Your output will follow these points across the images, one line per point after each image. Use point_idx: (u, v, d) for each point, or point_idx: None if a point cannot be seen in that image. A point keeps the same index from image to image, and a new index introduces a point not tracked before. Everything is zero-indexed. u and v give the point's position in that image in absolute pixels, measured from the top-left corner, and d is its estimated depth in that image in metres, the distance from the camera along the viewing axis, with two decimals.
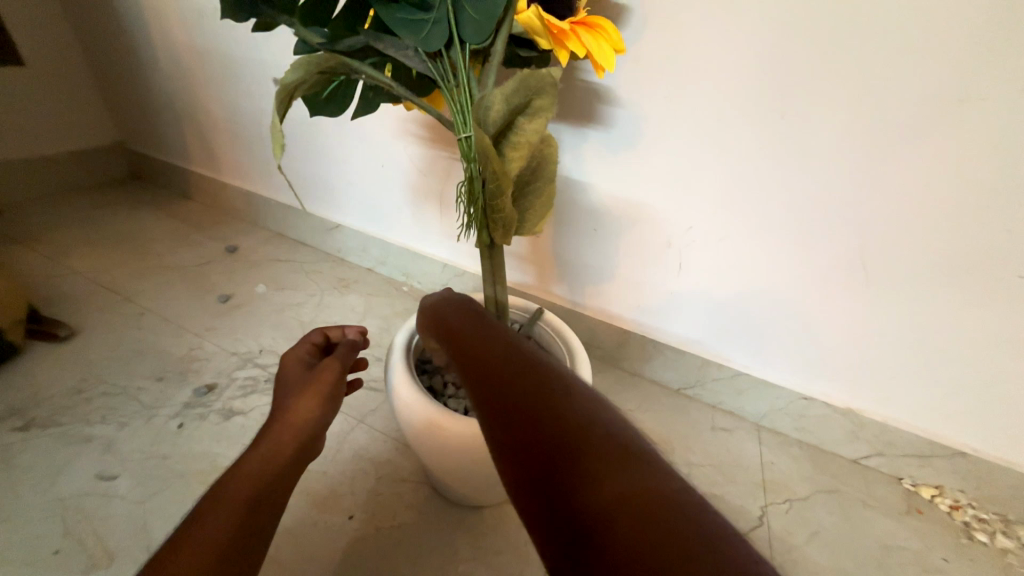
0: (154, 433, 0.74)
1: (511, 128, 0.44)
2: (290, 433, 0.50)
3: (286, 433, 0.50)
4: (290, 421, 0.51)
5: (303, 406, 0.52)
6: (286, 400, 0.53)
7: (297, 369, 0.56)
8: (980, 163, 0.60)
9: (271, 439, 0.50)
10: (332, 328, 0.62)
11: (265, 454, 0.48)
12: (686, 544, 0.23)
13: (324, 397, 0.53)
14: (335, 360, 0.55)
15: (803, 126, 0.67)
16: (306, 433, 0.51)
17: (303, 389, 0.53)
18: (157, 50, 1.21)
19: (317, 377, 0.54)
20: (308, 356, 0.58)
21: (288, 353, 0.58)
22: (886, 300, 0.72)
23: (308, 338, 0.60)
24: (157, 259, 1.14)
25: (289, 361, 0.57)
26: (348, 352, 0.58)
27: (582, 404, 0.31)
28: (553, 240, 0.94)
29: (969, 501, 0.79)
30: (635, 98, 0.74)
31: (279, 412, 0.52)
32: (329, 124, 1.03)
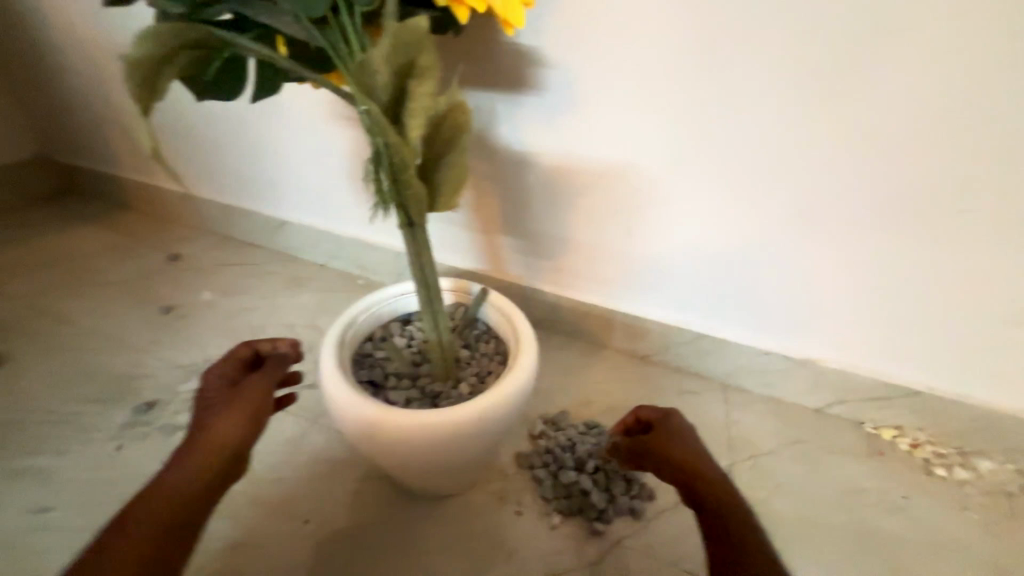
0: (92, 457, 0.71)
1: (402, 93, 0.40)
2: (209, 459, 0.47)
3: (205, 459, 0.47)
4: (209, 446, 0.47)
5: (223, 429, 0.48)
6: (207, 423, 0.49)
7: (220, 390, 0.52)
8: (912, 97, 0.59)
9: (187, 465, 0.46)
10: (262, 342, 0.55)
11: (179, 482, 0.45)
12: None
13: (248, 420, 0.49)
14: (261, 380, 0.51)
15: (737, 72, 0.64)
16: (229, 458, 0.48)
17: (224, 411, 0.49)
18: (62, 49, 1.12)
19: (241, 399, 0.50)
20: (232, 373, 0.53)
21: (211, 370, 0.53)
22: (835, 247, 0.71)
23: (234, 353, 0.54)
24: (92, 275, 1.08)
25: (211, 379, 0.52)
26: (276, 369, 0.52)
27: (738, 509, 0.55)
28: (503, 217, 0.89)
29: (928, 438, 0.80)
30: (565, 57, 0.70)
31: (197, 435, 0.48)
32: (257, 114, 0.97)
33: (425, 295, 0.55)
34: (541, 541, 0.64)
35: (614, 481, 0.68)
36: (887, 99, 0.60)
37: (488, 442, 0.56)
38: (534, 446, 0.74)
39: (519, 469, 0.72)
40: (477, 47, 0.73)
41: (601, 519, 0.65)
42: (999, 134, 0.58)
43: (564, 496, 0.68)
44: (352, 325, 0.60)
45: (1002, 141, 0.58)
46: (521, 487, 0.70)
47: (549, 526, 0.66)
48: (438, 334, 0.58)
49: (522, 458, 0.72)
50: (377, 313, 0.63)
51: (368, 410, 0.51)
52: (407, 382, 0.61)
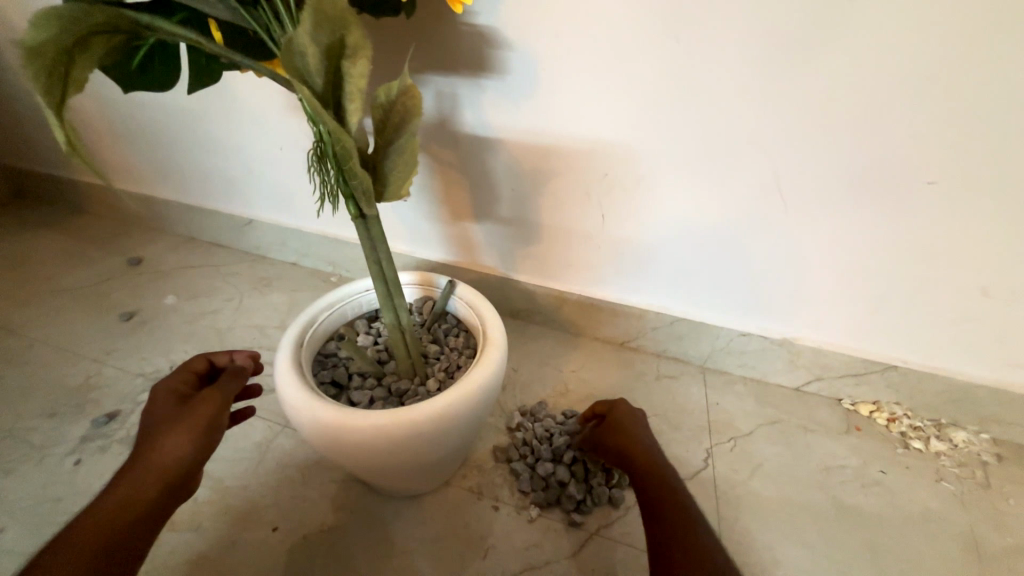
0: (48, 474, 0.68)
1: (338, 75, 0.38)
2: (153, 476, 0.44)
3: (150, 477, 0.44)
4: (153, 461, 0.44)
5: (170, 443, 0.45)
6: (151, 438, 0.46)
7: (167, 402, 0.49)
8: (878, 67, 0.57)
9: (127, 483, 0.43)
10: (218, 353, 0.55)
11: (118, 501, 0.42)
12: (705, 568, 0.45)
13: (198, 433, 0.46)
14: (214, 391, 0.49)
15: (701, 47, 0.62)
16: (175, 475, 0.45)
17: (171, 424, 0.46)
18: (2, 46, 1.06)
19: (191, 411, 0.47)
20: (182, 386, 0.51)
21: (160, 384, 0.51)
22: (805, 224, 0.70)
23: (187, 366, 0.53)
24: (48, 283, 1.03)
25: (159, 392, 0.50)
26: (232, 380, 0.51)
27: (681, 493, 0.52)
28: (473, 207, 0.87)
29: (905, 412, 0.81)
30: (525, 37, 0.67)
31: (140, 451, 0.45)
32: (212, 108, 0.93)
33: (383, 290, 0.53)
34: (519, 534, 0.63)
35: (593, 473, 0.66)
36: (854, 69, 0.58)
37: (456, 440, 0.54)
38: (511, 438, 0.73)
39: (496, 462, 0.71)
40: (433, 29, 0.70)
41: (579, 511, 0.64)
42: (965, 102, 0.56)
43: (541, 488, 0.66)
44: (312, 325, 0.58)
45: (969, 109, 0.57)
46: (498, 481, 0.69)
47: (527, 519, 0.65)
48: (400, 331, 0.56)
49: (499, 451, 0.71)
50: (340, 312, 0.61)
51: (323, 414, 0.49)
52: (372, 382, 0.59)
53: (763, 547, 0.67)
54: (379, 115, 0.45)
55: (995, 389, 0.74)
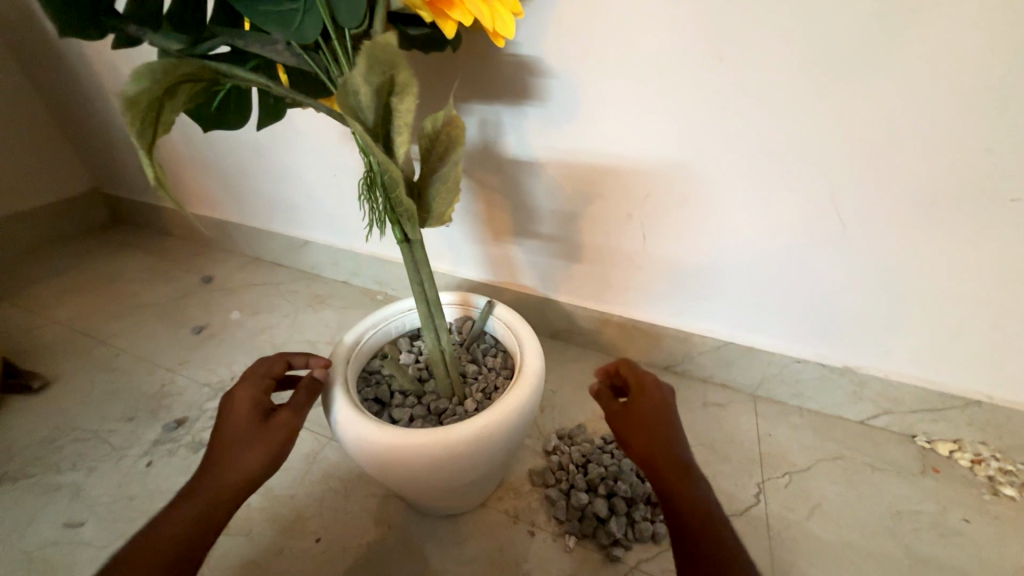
0: (123, 474, 0.74)
1: (387, 111, 0.40)
2: (229, 491, 0.44)
3: (226, 487, 0.44)
4: (231, 476, 0.44)
5: (247, 460, 0.45)
6: (228, 447, 0.46)
7: (249, 410, 0.49)
8: (948, 76, 0.53)
9: (205, 495, 0.43)
10: (296, 356, 0.56)
11: (196, 513, 0.42)
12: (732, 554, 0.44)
13: (275, 455, 0.47)
14: (293, 412, 0.49)
15: (744, 68, 0.61)
16: (245, 492, 0.45)
17: (251, 441, 0.46)
18: (109, 92, 1.22)
19: (271, 431, 0.47)
20: (263, 393, 0.51)
21: (241, 386, 0.51)
22: (867, 245, 0.66)
23: (267, 370, 0.53)
24: (134, 298, 1.15)
25: (241, 395, 0.50)
26: (308, 399, 0.52)
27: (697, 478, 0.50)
28: (515, 229, 0.89)
29: (993, 453, 0.72)
30: (566, 65, 0.69)
31: (217, 460, 0.45)
32: (279, 141, 1.02)
33: (425, 311, 0.55)
34: (555, 564, 0.61)
35: (635, 504, 0.65)
36: (918, 80, 0.54)
37: (493, 461, 0.55)
38: (547, 462, 0.72)
39: (533, 486, 0.70)
40: (478, 61, 0.73)
41: (618, 544, 0.62)
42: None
43: (578, 518, 0.65)
44: (358, 343, 0.60)
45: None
46: (535, 506, 0.68)
47: (564, 548, 0.63)
48: (441, 351, 0.58)
49: (535, 475, 0.70)
50: (386, 330, 0.64)
51: (368, 431, 0.50)
52: (412, 400, 0.60)
53: None
54: (424, 145, 0.47)
55: None
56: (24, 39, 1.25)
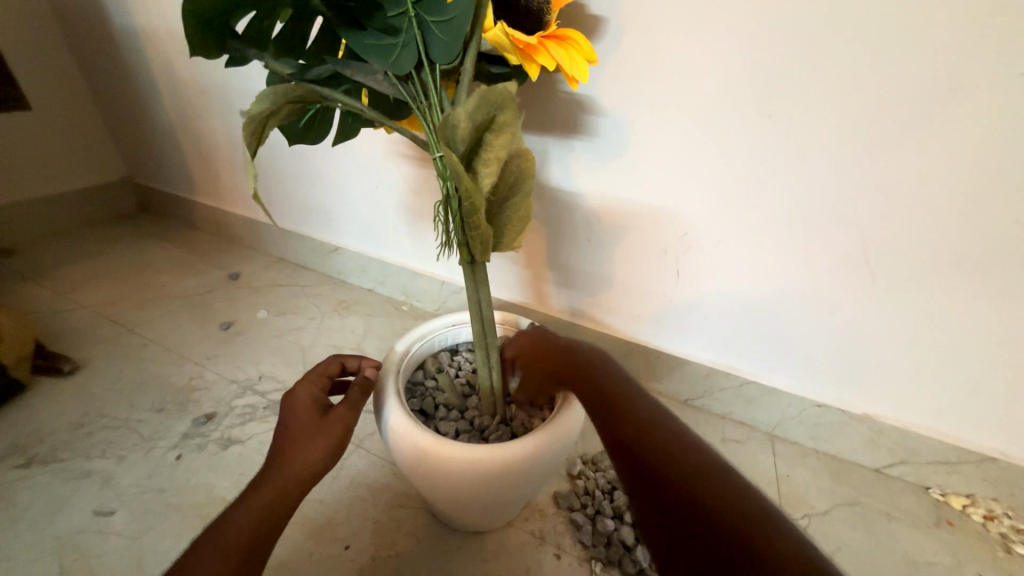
0: (152, 465, 0.75)
1: (480, 144, 0.44)
2: (292, 483, 0.45)
3: (289, 480, 0.45)
4: (294, 468, 0.45)
5: (311, 451, 0.47)
6: (291, 442, 0.47)
7: (308, 405, 0.50)
8: (982, 151, 0.57)
9: (270, 485, 0.44)
10: (349, 357, 0.58)
11: (264, 503, 0.43)
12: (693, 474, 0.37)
13: (333, 448, 0.48)
14: (348, 407, 0.50)
15: (791, 127, 0.64)
16: (310, 484, 0.46)
17: (312, 434, 0.47)
18: (157, 88, 1.26)
19: (331, 424, 0.48)
20: (321, 390, 0.53)
21: (301, 383, 0.53)
22: (897, 297, 0.68)
23: (324, 369, 0.55)
24: (162, 288, 1.16)
25: (302, 391, 0.52)
26: (362, 396, 0.53)
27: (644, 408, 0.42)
28: (549, 254, 0.92)
29: (1005, 510, 0.74)
30: (618, 105, 0.73)
31: (281, 451, 0.46)
32: (323, 150, 1.05)
33: (479, 329, 0.57)
34: None
35: None
36: (953, 153, 0.58)
37: (533, 480, 0.56)
38: (572, 486, 0.74)
39: (557, 509, 0.71)
40: (535, 96, 0.77)
41: (644, 573, 0.63)
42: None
43: (604, 544, 0.66)
44: (407, 354, 0.62)
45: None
46: (561, 529, 0.69)
47: (589, 573, 0.64)
48: (490, 370, 0.59)
49: (560, 498, 0.72)
50: (433, 344, 0.66)
51: (421, 439, 0.51)
52: (456, 414, 0.62)
53: None
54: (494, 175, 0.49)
55: None
56: (82, 33, 1.29)
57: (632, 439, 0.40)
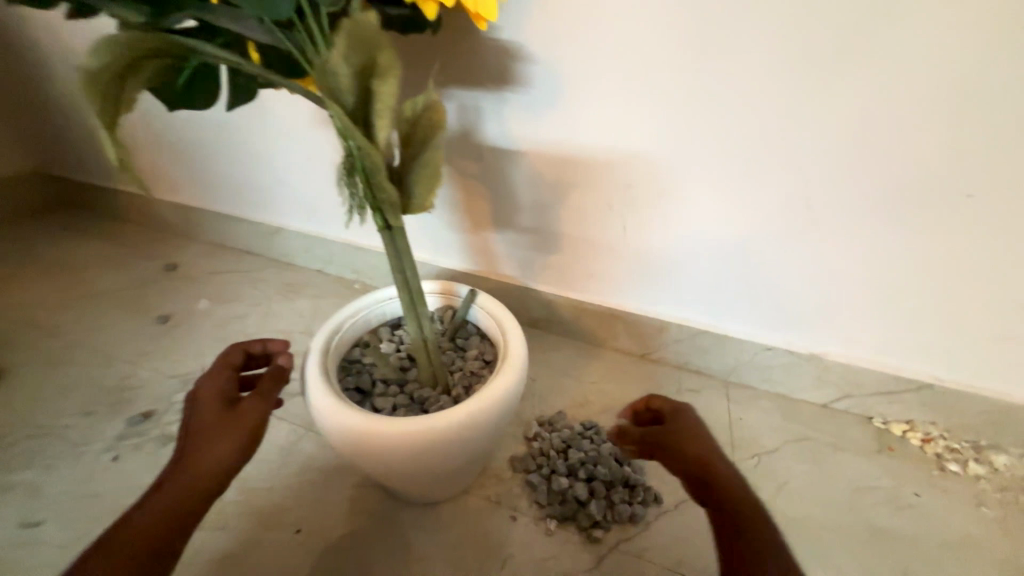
0: (88, 470, 0.72)
1: (368, 93, 0.40)
2: (202, 479, 0.43)
3: (198, 477, 0.42)
4: (202, 465, 0.43)
5: (220, 446, 0.44)
6: (198, 440, 0.44)
7: (212, 400, 0.47)
8: (913, 77, 0.55)
9: (177, 485, 0.42)
10: (253, 342, 0.54)
11: (171, 504, 0.41)
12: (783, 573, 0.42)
13: (247, 440, 0.45)
14: (260, 396, 0.47)
15: (725, 65, 0.61)
16: (222, 482, 0.44)
17: (221, 429, 0.45)
18: (55, 65, 1.13)
19: (241, 416, 0.46)
20: (227, 383, 0.49)
21: (204, 379, 0.49)
22: (836, 236, 0.68)
23: (227, 360, 0.51)
24: (91, 286, 1.09)
25: (206, 387, 0.48)
26: (276, 384, 0.49)
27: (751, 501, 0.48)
28: (494, 218, 0.87)
29: (940, 432, 0.77)
30: (548, 50, 0.68)
31: (189, 450, 0.44)
32: (246, 122, 0.97)
33: (407, 299, 0.54)
34: (536, 547, 0.63)
35: (613, 487, 0.66)
36: (885, 80, 0.56)
37: (479, 446, 0.56)
38: (528, 449, 0.73)
39: (514, 472, 0.71)
40: (458, 45, 0.71)
41: (598, 526, 0.64)
42: (1016, 111, 0.54)
43: (559, 501, 0.66)
44: (339, 332, 0.60)
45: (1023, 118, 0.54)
46: (517, 491, 0.69)
47: (545, 531, 0.64)
48: (424, 341, 0.57)
49: (517, 461, 0.71)
50: (367, 319, 0.63)
51: (358, 421, 0.49)
52: (395, 389, 0.60)
53: None
54: (406, 129, 0.47)
55: None
56: None
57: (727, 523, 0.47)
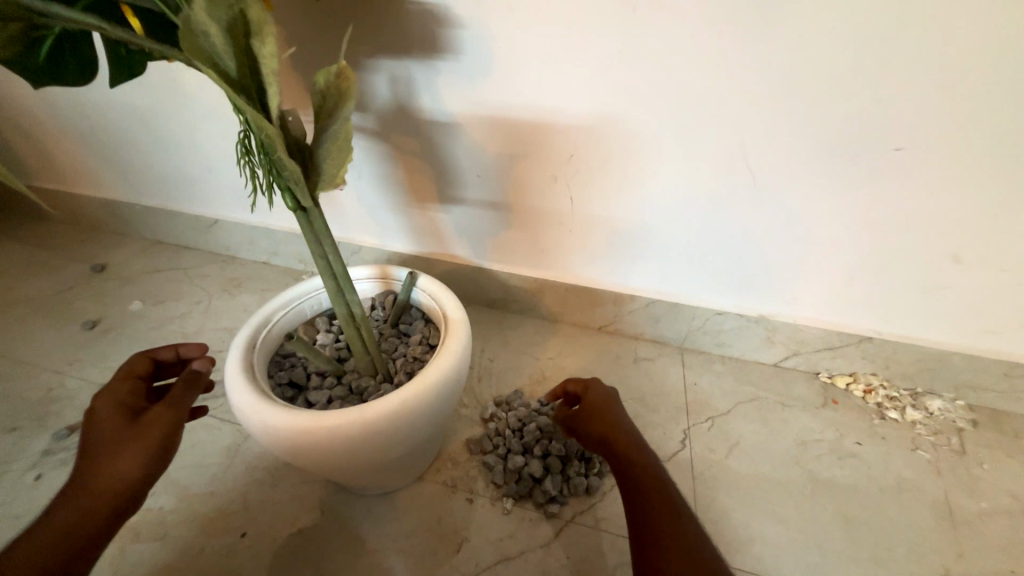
0: (7, 492, 0.66)
1: (251, 56, 0.36)
2: (102, 499, 0.40)
3: (96, 497, 0.40)
4: (100, 484, 0.40)
5: (120, 461, 0.41)
6: (94, 458, 0.41)
7: (112, 413, 0.44)
8: (844, 29, 0.54)
9: (72, 506, 0.39)
10: (162, 349, 0.52)
11: (65, 528, 0.38)
12: (670, 514, 0.46)
13: (153, 452, 0.43)
14: (166, 405, 0.45)
15: (658, 21, 0.59)
16: (124, 497, 0.41)
17: (120, 443, 0.42)
18: None
19: (144, 428, 0.43)
20: (129, 395, 0.47)
21: (102, 393, 0.46)
22: (777, 198, 0.68)
23: (128, 371, 0.49)
24: (8, 293, 1.00)
25: (103, 402, 0.45)
26: (187, 392, 0.47)
27: (649, 456, 0.51)
28: (440, 196, 0.84)
29: (881, 382, 0.80)
30: (476, 13, 0.64)
31: (85, 468, 0.41)
32: (162, 105, 0.89)
33: (334, 286, 0.51)
34: (493, 527, 0.63)
35: (569, 462, 0.66)
36: (816, 35, 0.55)
37: (433, 426, 0.54)
38: (485, 430, 0.73)
39: (470, 455, 0.70)
40: (380, 10, 0.65)
41: (554, 501, 0.64)
42: (944, 61, 0.54)
43: (514, 480, 0.65)
44: (268, 325, 0.57)
45: (950, 69, 0.54)
46: (473, 473, 0.68)
47: (502, 511, 0.64)
48: (357, 328, 0.54)
49: (472, 443, 0.70)
50: (300, 311, 0.60)
51: (303, 422, 0.46)
52: (331, 381, 0.58)
53: (742, 527, 0.66)
54: (316, 101, 0.43)
55: (968, 354, 0.74)
56: None
57: (627, 476, 0.50)
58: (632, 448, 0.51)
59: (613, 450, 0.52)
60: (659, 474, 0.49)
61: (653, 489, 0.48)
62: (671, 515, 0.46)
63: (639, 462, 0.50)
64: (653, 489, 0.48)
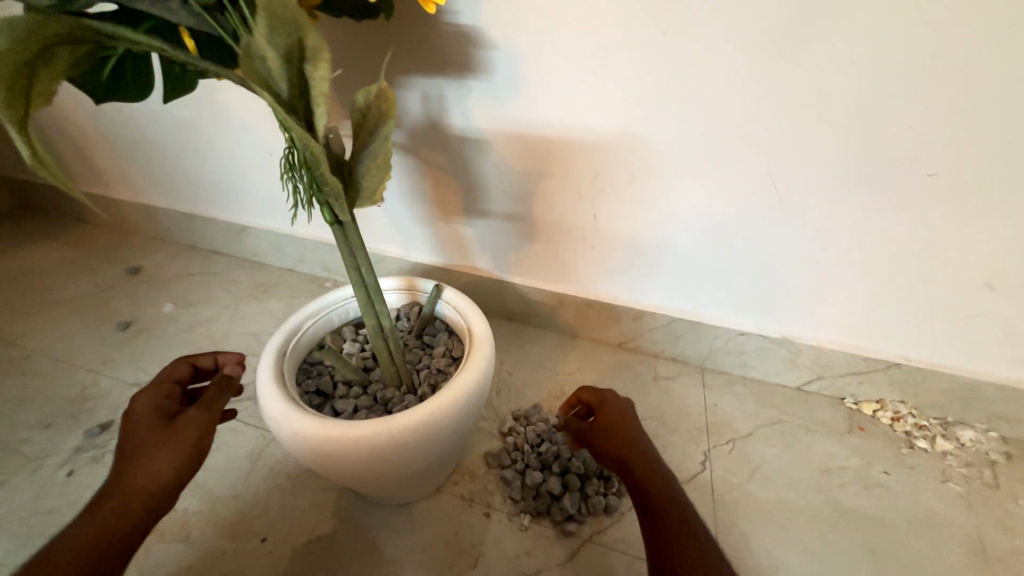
0: (41, 486, 0.69)
1: (304, 79, 0.38)
2: (136, 498, 0.41)
3: (131, 497, 0.41)
4: (135, 484, 0.42)
5: (153, 462, 0.43)
6: (131, 458, 0.43)
7: (149, 415, 0.46)
8: (875, 57, 0.55)
9: (108, 506, 0.41)
10: (202, 356, 0.54)
11: (101, 526, 0.39)
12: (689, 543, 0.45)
13: (185, 454, 0.44)
14: (200, 408, 0.46)
15: (687, 45, 0.60)
16: (156, 498, 0.42)
17: (156, 444, 0.43)
18: None
19: (178, 430, 0.45)
20: (166, 398, 0.48)
21: (141, 395, 0.48)
22: (803, 221, 0.68)
23: (168, 375, 0.51)
24: (48, 293, 1.04)
25: (141, 403, 0.47)
26: (219, 395, 0.49)
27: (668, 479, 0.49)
28: (465, 210, 0.85)
29: (910, 410, 0.78)
30: (509, 35, 0.66)
31: (122, 469, 0.42)
32: (202, 117, 0.92)
33: (365, 298, 0.52)
34: (510, 543, 0.62)
35: (588, 480, 0.66)
36: (847, 61, 0.56)
37: (456, 438, 0.55)
38: (503, 444, 0.73)
39: (488, 468, 0.70)
40: (417, 32, 0.68)
41: (572, 519, 0.63)
42: (977, 89, 0.53)
43: (532, 496, 0.65)
44: (298, 333, 0.58)
45: (983, 97, 0.54)
46: (491, 487, 0.68)
47: (519, 527, 0.64)
48: (384, 339, 0.55)
49: (491, 457, 0.71)
50: (328, 320, 0.62)
51: (335, 431, 0.47)
52: (357, 390, 0.59)
53: (763, 554, 0.65)
54: (356, 119, 0.44)
55: (1003, 384, 0.72)
56: None
57: (646, 498, 0.49)
58: (651, 468, 0.50)
59: (630, 469, 0.51)
60: (680, 499, 0.48)
61: (672, 513, 0.47)
62: (690, 543, 0.45)
63: (659, 485, 0.49)
64: (672, 514, 0.47)
